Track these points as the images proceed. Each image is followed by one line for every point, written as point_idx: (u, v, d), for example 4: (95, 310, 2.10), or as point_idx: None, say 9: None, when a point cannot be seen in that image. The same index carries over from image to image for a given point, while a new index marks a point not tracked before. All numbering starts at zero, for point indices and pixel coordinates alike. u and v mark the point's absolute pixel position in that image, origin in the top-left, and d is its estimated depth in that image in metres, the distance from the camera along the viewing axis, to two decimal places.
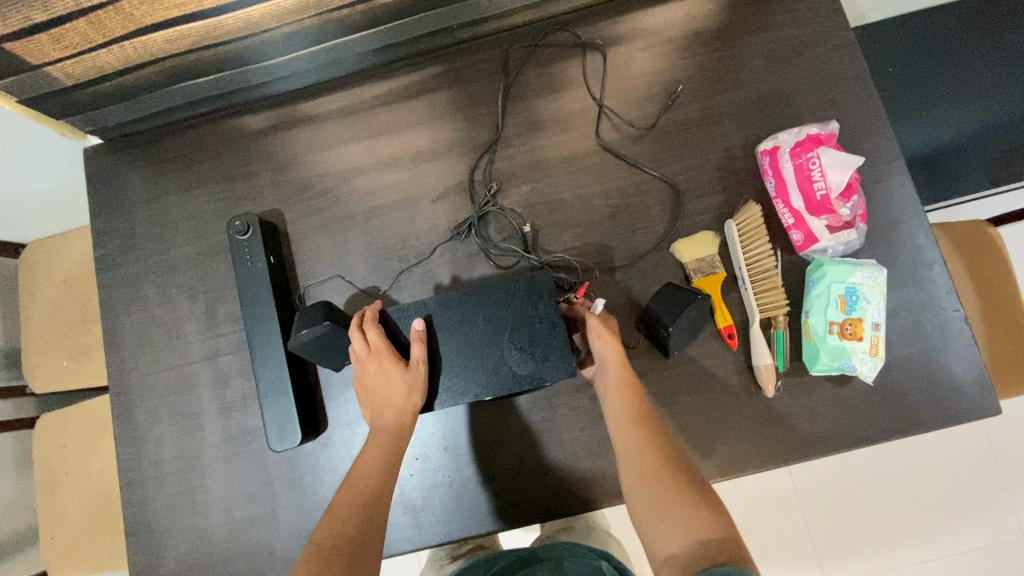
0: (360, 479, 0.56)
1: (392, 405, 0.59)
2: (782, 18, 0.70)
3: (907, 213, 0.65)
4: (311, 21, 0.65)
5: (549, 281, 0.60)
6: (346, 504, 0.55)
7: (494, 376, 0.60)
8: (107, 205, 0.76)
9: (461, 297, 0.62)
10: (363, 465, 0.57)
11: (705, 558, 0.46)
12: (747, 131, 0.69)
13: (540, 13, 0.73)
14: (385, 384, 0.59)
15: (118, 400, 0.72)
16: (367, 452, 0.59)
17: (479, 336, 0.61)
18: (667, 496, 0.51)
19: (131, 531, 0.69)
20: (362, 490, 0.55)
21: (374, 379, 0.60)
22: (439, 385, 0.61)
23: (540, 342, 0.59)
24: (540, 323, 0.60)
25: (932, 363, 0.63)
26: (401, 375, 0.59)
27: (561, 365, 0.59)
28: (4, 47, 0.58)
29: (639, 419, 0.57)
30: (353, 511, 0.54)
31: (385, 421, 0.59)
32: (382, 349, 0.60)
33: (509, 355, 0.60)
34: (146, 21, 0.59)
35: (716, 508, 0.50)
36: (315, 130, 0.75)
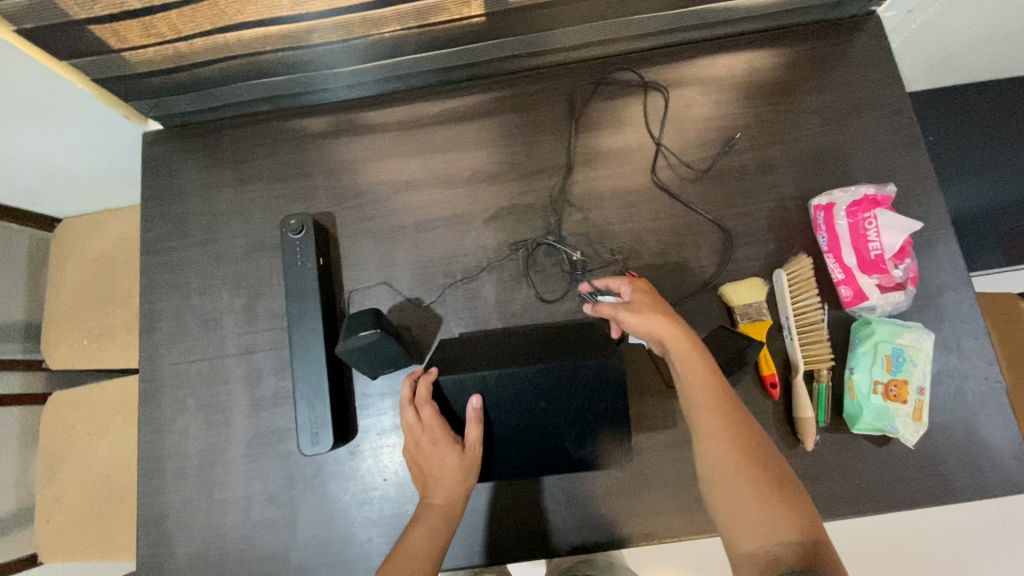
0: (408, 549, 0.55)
1: (445, 488, 0.60)
2: (842, 80, 0.72)
3: (955, 281, 0.66)
4: (389, 35, 0.67)
5: (622, 375, 0.59)
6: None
7: (551, 455, 0.63)
8: (160, 190, 0.77)
9: (520, 376, 0.60)
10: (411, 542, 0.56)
11: (789, 565, 0.45)
12: (800, 184, 0.71)
13: (608, 50, 0.75)
14: (440, 465, 0.60)
15: (147, 386, 0.71)
16: (413, 529, 0.57)
17: (536, 418, 0.62)
18: (751, 492, 0.49)
19: (144, 523, 0.67)
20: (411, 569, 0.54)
21: (428, 457, 0.61)
22: (492, 460, 0.63)
23: (600, 429, 0.62)
24: (604, 412, 0.61)
25: (972, 432, 0.63)
26: (456, 458, 0.60)
27: (619, 450, 0.62)
28: (92, 28, 0.59)
29: (722, 401, 0.53)
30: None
31: (436, 503, 0.59)
32: (439, 428, 0.61)
33: (567, 437, 0.62)
34: (234, 18, 0.61)
35: (801, 504, 0.49)
36: (375, 139, 0.76)
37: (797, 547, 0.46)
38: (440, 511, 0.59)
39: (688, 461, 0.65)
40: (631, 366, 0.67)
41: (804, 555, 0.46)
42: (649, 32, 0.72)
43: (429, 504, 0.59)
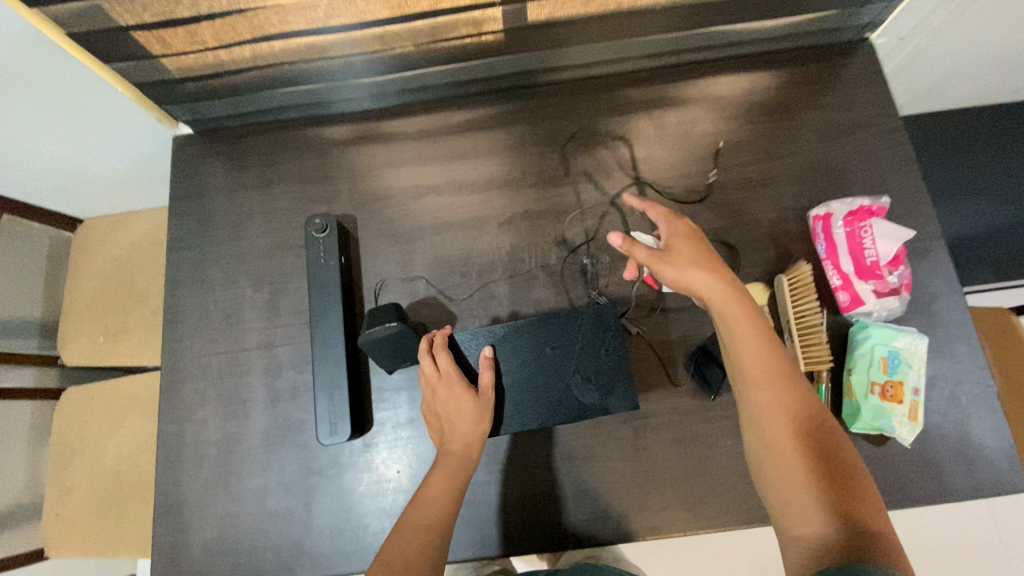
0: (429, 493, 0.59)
1: (461, 431, 0.63)
2: (838, 99, 0.77)
3: (948, 289, 0.70)
4: (415, 48, 0.72)
5: (615, 316, 0.66)
6: (420, 519, 0.57)
7: (559, 406, 0.65)
8: (188, 190, 0.80)
9: (525, 328, 0.67)
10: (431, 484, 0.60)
11: (840, 545, 0.47)
12: (800, 195, 0.75)
13: (618, 68, 0.80)
14: (454, 410, 0.64)
15: (169, 377, 0.73)
16: (433, 474, 0.61)
17: (544, 366, 0.66)
18: (807, 471, 0.51)
19: (162, 510, 0.69)
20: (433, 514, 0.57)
21: (445, 404, 0.64)
22: (504, 410, 0.65)
23: (604, 375, 0.65)
24: (606, 356, 0.65)
25: (966, 434, 0.65)
26: (471, 402, 0.63)
27: (625, 399, 0.64)
28: (140, 35, 0.63)
29: (780, 383, 0.55)
30: (426, 530, 0.56)
31: (453, 448, 0.62)
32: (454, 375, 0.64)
33: (574, 386, 0.65)
34: (273, 30, 0.65)
35: (857, 488, 0.50)
36: (396, 146, 0.80)
37: (846, 528, 0.47)
38: (456, 454, 0.62)
39: (693, 457, 0.67)
40: (639, 365, 0.70)
41: (852, 536, 0.47)
42: (657, 52, 0.77)
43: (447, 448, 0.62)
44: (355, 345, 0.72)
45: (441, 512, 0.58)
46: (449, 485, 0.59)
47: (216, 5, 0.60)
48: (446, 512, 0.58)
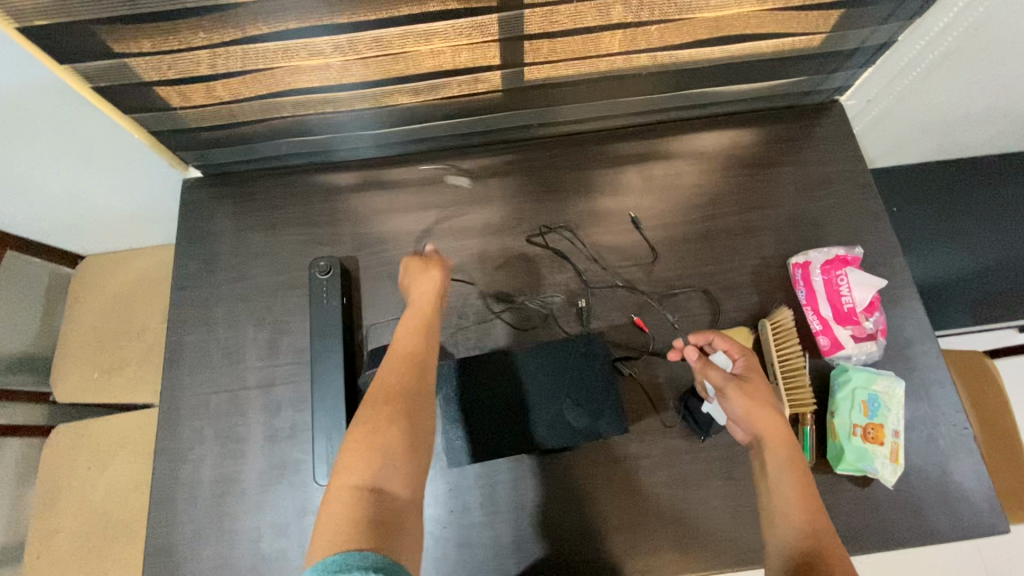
0: (401, 364, 0.57)
1: (422, 309, 0.64)
2: (813, 156, 0.83)
3: (921, 335, 0.73)
4: (419, 104, 0.76)
5: (602, 344, 0.69)
6: (390, 415, 0.52)
7: (552, 429, 0.66)
8: (195, 232, 0.83)
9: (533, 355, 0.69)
10: (400, 350, 0.59)
11: None
12: (780, 244, 0.79)
13: (608, 123, 0.85)
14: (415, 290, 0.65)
15: (166, 415, 0.74)
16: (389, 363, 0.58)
17: (534, 390, 0.67)
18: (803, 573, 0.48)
19: (154, 552, 0.68)
20: (403, 402, 0.54)
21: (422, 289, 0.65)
22: (497, 437, 0.66)
23: (595, 398, 0.67)
24: (596, 382, 0.67)
25: (946, 476, 0.68)
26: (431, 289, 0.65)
27: (614, 421, 0.66)
28: (161, 89, 0.67)
29: (802, 503, 0.53)
30: (393, 447, 0.51)
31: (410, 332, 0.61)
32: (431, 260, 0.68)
33: (566, 409, 0.66)
34: (287, 86, 0.69)
35: None
36: (398, 192, 0.84)
37: None
38: (419, 326, 0.62)
39: (684, 498, 0.68)
40: (630, 406, 0.72)
41: None
42: (644, 110, 0.83)
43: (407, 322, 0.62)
44: (354, 384, 0.73)
45: (413, 413, 0.54)
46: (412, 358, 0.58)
47: (234, 64, 0.64)
48: (418, 385, 0.56)
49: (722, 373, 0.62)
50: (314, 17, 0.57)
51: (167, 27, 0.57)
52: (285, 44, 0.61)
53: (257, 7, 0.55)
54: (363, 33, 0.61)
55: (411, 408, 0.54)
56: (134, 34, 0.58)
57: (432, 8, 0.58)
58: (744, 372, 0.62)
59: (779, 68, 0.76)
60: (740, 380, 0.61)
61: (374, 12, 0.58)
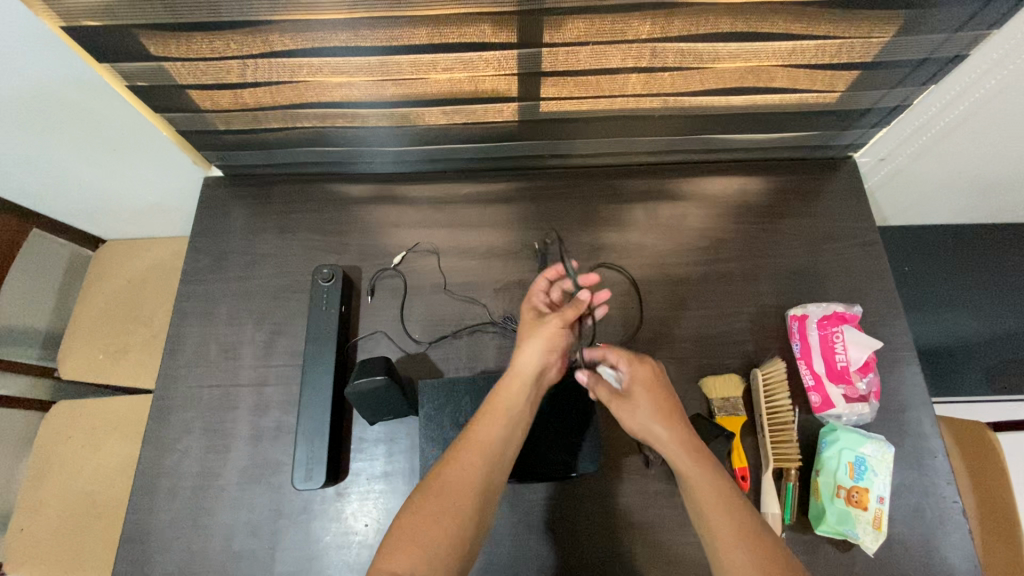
0: (474, 457, 0.59)
1: (523, 385, 0.64)
2: (821, 210, 0.83)
3: (917, 401, 0.72)
4: (436, 127, 0.79)
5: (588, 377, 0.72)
6: (438, 514, 0.54)
7: (527, 458, 0.67)
8: (209, 228, 0.86)
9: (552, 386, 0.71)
10: (479, 437, 0.60)
11: None
12: (780, 295, 0.79)
13: (619, 160, 0.87)
14: (524, 356, 0.65)
15: (159, 403, 0.76)
16: (484, 419, 0.61)
17: (514, 417, 0.69)
18: None
19: (129, 538, 0.69)
20: (463, 504, 0.56)
21: (549, 333, 0.67)
22: None
23: (573, 433, 0.68)
24: (574, 415, 0.69)
25: (930, 549, 0.66)
26: (556, 334, 0.67)
27: (588, 457, 0.67)
28: (191, 93, 0.71)
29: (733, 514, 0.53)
30: (436, 541, 0.53)
31: (511, 383, 0.64)
32: (557, 316, 0.68)
33: (542, 439, 0.68)
34: (310, 99, 0.72)
35: None
36: (409, 208, 0.87)
37: None
38: (511, 411, 0.62)
39: (657, 542, 0.68)
40: (611, 443, 0.72)
41: None
42: (655, 150, 0.84)
43: (502, 396, 0.63)
44: (342, 393, 0.74)
45: (473, 496, 0.56)
46: (490, 451, 0.59)
47: (262, 75, 0.67)
48: (481, 490, 0.57)
49: (608, 390, 0.65)
50: (339, 39, 0.60)
51: (203, 36, 0.60)
52: (313, 61, 0.64)
53: (289, 26, 0.58)
54: (385, 57, 0.63)
55: (464, 520, 0.55)
56: (170, 41, 0.61)
57: (452, 38, 0.61)
58: (630, 384, 0.64)
59: (793, 121, 0.77)
60: (621, 398, 0.64)
61: (396, 37, 0.60)
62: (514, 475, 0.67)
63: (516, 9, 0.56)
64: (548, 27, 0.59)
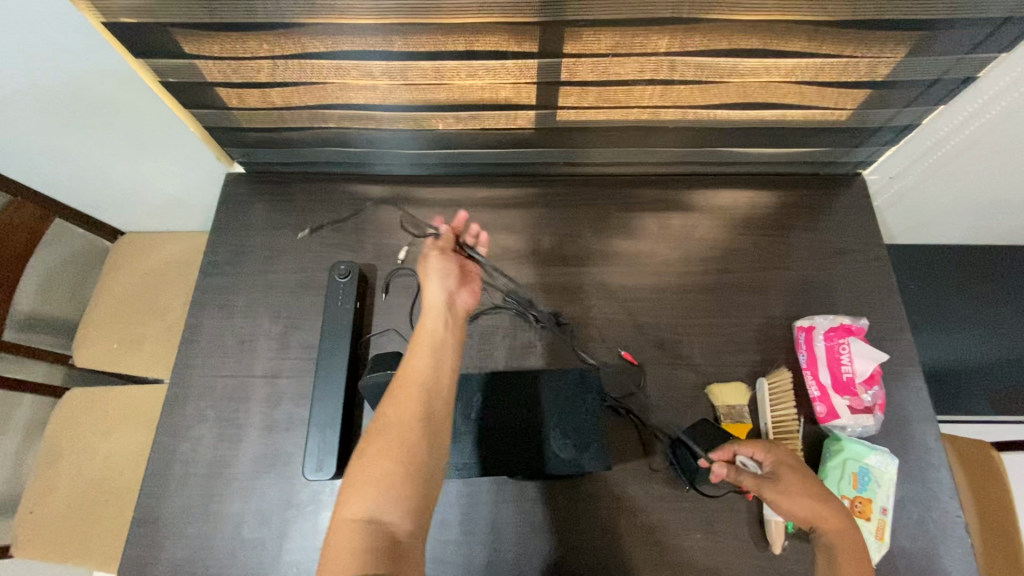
0: (403, 390, 0.59)
1: (434, 316, 0.66)
2: (830, 225, 0.85)
3: (922, 415, 0.73)
4: (455, 131, 0.81)
5: (597, 380, 0.72)
6: (387, 447, 0.54)
7: (538, 458, 0.68)
8: (230, 222, 0.88)
9: (563, 386, 0.71)
10: (409, 373, 0.60)
11: None
12: (788, 306, 0.80)
13: (633, 169, 0.89)
14: (428, 294, 0.68)
15: (175, 391, 0.77)
16: (410, 356, 0.62)
17: (525, 417, 0.70)
18: None
19: (140, 522, 0.70)
20: (406, 429, 0.55)
21: (438, 267, 0.69)
22: (484, 459, 0.69)
23: (583, 434, 0.69)
24: (585, 415, 0.70)
25: (932, 563, 0.66)
26: (437, 269, 0.69)
27: (599, 457, 0.68)
28: (220, 90, 0.73)
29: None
30: (388, 474, 0.53)
31: (427, 321, 0.65)
32: (434, 250, 0.71)
33: (553, 439, 0.68)
34: (335, 100, 0.74)
35: None
36: (424, 209, 0.88)
37: None
38: (430, 342, 0.64)
39: (661, 545, 0.69)
40: (620, 446, 0.73)
41: None
42: (668, 161, 0.86)
43: (421, 333, 0.64)
44: (354, 387, 0.76)
45: (414, 423, 0.56)
46: (424, 380, 0.60)
47: (290, 75, 0.69)
48: (423, 414, 0.57)
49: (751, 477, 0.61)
50: (368, 43, 0.63)
51: (237, 36, 0.62)
52: (340, 64, 0.66)
53: (320, 29, 0.61)
54: (410, 61, 0.65)
55: (411, 446, 0.55)
56: (206, 40, 0.64)
57: (475, 46, 0.63)
58: (775, 469, 0.61)
59: (804, 136, 0.79)
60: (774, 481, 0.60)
61: (422, 43, 0.63)
62: (518, 467, 0.68)
63: (540, 19, 0.58)
64: (570, 38, 0.61)
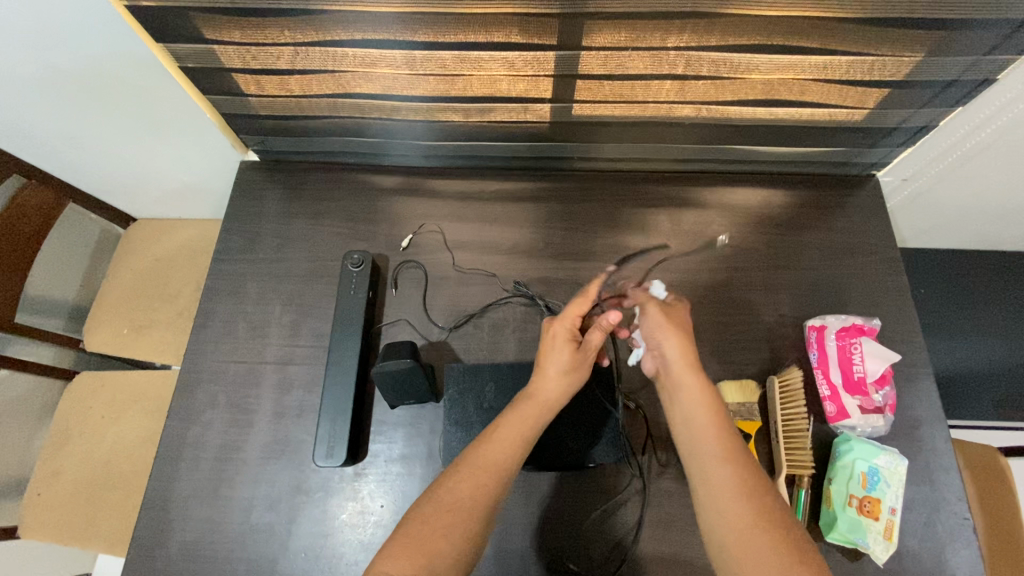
0: (480, 472, 0.57)
1: (542, 411, 0.62)
2: (842, 225, 0.85)
3: (931, 417, 0.73)
4: (470, 123, 0.81)
5: (609, 370, 0.73)
6: (447, 529, 0.53)
7: (548, 448, 0.69)
8: (243, 210, 0.88)
9: None
10: (492, 457, 0.58)
11: (756, 551, 0.50)
12: (799, 306, 0.80)
13: (646, 166, 0.89)
14: (547, 382, 0.64)
15: (186, 375, 0.78)
16: (499, 437, 0.60)
17: None
18: (732, 483, 0.54)
19: (150, 505, 0.71)
20: (472, 518, 0.54)
21: (563, 360, 0.65)
22: None
23: (593, 425, 0.70)
24: (596, 407, 0.71)
25: (938, 564, 0.66)
26: (569, 360, 0.65)
27: (608, 448, 0.69)
28: (236, 76, 0.73)
29: (713, 419, 0.58)
30: (441, 550, 0.52)
31: (532, 404, 0.62)
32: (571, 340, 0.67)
33: (563, 430, 0.69)
34: (351, 90, 0.74)
35: (783, 517, 0.52)
36: (437, 201, 0.89)
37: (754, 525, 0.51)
38: (523, 432, 0.60)
39: (668, 539, 0.69)
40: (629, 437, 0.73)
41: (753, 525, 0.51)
42: (682, 158, 0.86)
43: (521, 417, 0.61)
44: (364, 376, 0.76)
45: (479, 513, 0.55)
46: (501, 473, 0.57)
47: (308, 63, 0.69)
48: (489, 510, 0.56)
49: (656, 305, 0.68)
50: (387, 32, 0.63)
51: (257, 22, 0.63)
52: (358, 52, 0.66)
53: (339, 16, 0.61)
54: (429, 51, 0.66)
55: (469, 533, 0.54)
56: (225, 25, 0.64)
57: (495, 37, 0.63)
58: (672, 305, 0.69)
59: (819, 136, 0.79)
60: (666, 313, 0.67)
61: (441, 33, 0.63)
62: (533, 461, 0.68)
63: (560, 12, 0.58)
64: (588, 30, 0.61)
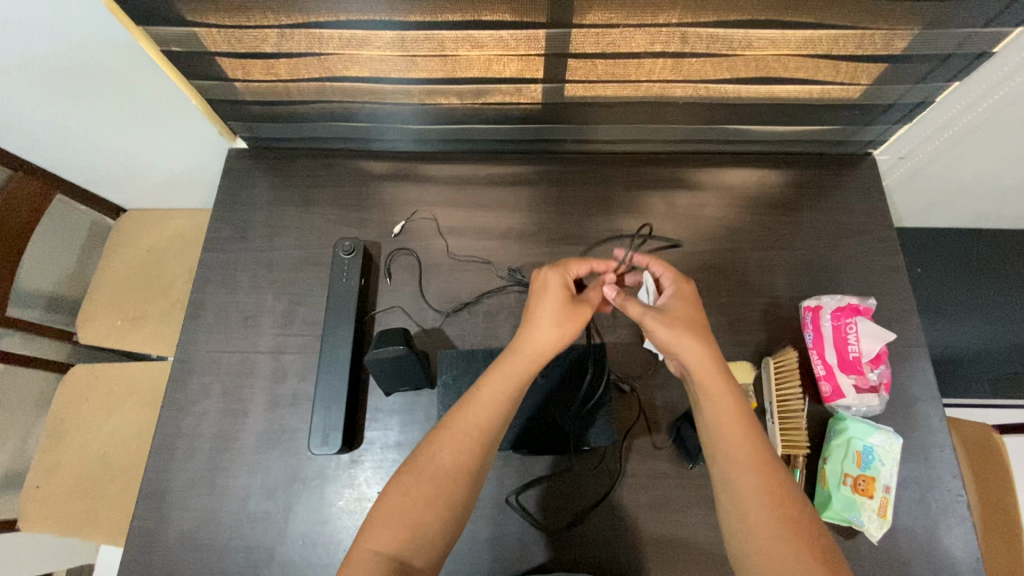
0: (459, 436, 0.57)
1: (524, 364, 0.61)
2: (838, 205, 0.84)
3: (926, 395, 0.73)
4: (461, 106, 0.79)
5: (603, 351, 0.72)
6: (427, 497, 0.54)
7: (543, 431, 0.69)
8: (233, 199, 0.87)
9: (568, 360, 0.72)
10: (473, 419, 0.58)
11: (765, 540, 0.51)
12: (794, 287, 0.80)
13: (641, 147, 0.88)
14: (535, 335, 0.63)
15: (179, 366, 0.77)
16: (482, 397, 0.59)
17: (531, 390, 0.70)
18: (749, 475, 0.54)
19: (147, 495, 0.71)
20: (452, 486, 0.55)
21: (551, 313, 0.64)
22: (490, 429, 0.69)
23: (588, 407, 0.70)
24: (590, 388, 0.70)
25: (932, 541, 0.67)
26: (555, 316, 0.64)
27: (603, 431, 0.69)
28: (220, 60, 0.72)
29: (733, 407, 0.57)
30: (422, 524, 0.53)
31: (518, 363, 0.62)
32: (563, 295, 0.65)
33: (558, 413, 0.69)
34: (339, 73, 0.73)
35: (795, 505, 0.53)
36: (429, 186, 0.88)
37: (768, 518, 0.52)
38: (507, 390, 0.60)
39: (663, 521, 0.69)
40: (624, 420, 0.73)
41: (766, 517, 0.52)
42: (676, 139, 0.85)
43: (504, 372, 0.61)
44: (358, 363, 0.76)
45: (461, 481, 0.56)
46: (483, 433, 0.57)
47: (295, 46, 0.68)
48: (471, 476, 0.56)
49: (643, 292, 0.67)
50: (373, 13, 0.61)
51: (240, 4, 0.61)
52: (345, 33, 0.65)
53: None
54: (416, 32, 0.64)
55: (452, 507, 0.54)
56: (207, 7, 0.62)
57: (484, 16, 0.62)
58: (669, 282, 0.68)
59: (814, 114, 0.78)
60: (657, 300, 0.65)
61: (428, 13, 0.61)
62: (526, 440, 0.69)
63: None
64: (579, 8, 0.59)
